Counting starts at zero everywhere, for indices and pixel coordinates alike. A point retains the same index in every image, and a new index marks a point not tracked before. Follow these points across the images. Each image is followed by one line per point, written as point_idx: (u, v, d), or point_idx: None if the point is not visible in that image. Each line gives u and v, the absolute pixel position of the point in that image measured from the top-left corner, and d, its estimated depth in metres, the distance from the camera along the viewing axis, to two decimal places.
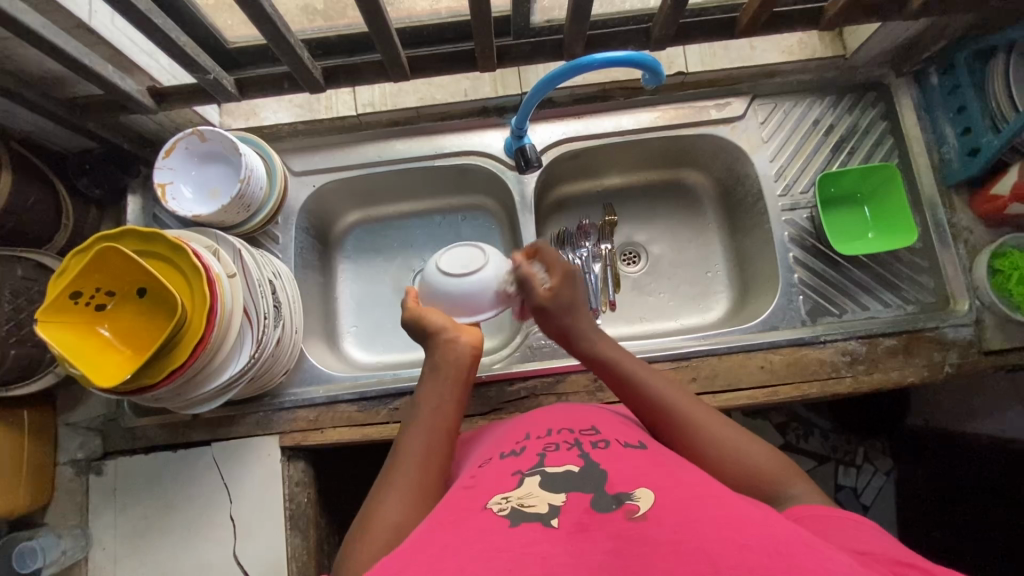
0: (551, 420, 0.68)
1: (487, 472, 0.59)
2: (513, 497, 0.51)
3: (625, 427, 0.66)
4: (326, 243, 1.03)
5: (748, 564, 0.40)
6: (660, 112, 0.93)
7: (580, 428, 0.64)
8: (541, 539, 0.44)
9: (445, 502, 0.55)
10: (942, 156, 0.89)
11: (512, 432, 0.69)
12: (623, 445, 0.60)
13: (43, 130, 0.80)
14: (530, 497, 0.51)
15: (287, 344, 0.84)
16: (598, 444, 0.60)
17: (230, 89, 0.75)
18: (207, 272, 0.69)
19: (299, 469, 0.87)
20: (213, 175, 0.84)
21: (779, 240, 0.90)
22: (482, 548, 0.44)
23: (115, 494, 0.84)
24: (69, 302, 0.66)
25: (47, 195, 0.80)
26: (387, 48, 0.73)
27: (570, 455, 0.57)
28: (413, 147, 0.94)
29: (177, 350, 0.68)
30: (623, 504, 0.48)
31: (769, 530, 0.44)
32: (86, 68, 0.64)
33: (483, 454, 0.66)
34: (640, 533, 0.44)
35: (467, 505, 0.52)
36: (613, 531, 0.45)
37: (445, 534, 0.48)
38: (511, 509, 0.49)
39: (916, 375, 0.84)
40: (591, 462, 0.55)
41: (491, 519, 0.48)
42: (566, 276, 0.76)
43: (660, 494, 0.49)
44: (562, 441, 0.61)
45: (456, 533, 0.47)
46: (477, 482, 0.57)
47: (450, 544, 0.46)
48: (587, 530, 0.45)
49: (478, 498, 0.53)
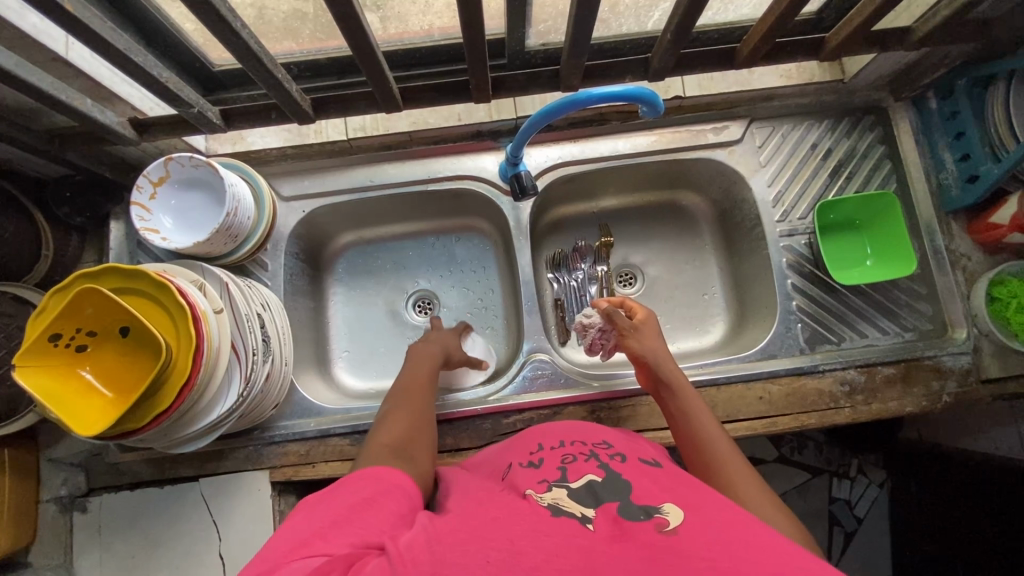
0: (566, 429, 0.66)
1: (509, 481, 0.58)
2: (547, 496, 0.52)
3: (629, 441, 0.65)
4: (318, 267, 1.00)
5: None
6: (657, 135, 0.91)
7: (593, 441, 0.63)
8: (581, 534, 0.45)
9: (476, 495, 0.55)
10: (940, 181, 0.89)
11: (522, 441, 0.67)
12: (639, 460, 0.60)
13: (20, 159, 0.77)
14: (564, 499, 0.51)
15: (276, 379, 0.82)
16: (615, 456, 0.59)
17: (214, 120, 0.72)
18: (192, 309, 0.67)
19: (291, 503, 0.85)
20: (194, 200, 0.81)
21: (777, 266, 0.89)
22: (526, 530, 0.45)
23: (101, 532, 0.82)
24: (49, 345, 0.63)
25: (24, 227, 0.77)
26: (378, 80, 0.71)
27: (590, 467, 0.56)
28: (406, 171, 0.92)
29: (163, 393, 0.65)
30: (652, 516, 0.47)
31: (801, 556, 0.43)
32: (63, 104, 0.62)
33: (497, 463, 0.65)
34: (673, 546, 0.43)
35: (503, 498, 0.53)
36: (646, 540, 0.44)
37: (488, 516, 0.49)
38: (550, 503, 0.50)
39: (915, 404, 0.83)
40: (613, 473, 0.55)
41: (531, 506, 0.50)
42: (651, 328, 0.81)
43: (689, 512, 0.48)
44: (577, 452, 0.60)
45: (502, 514, 0.49)
46: (502, 488, 0.57)
47: (497, 521, 0.47)
48: (622, 539, 0.44)
49: (513, 493, 0.54)
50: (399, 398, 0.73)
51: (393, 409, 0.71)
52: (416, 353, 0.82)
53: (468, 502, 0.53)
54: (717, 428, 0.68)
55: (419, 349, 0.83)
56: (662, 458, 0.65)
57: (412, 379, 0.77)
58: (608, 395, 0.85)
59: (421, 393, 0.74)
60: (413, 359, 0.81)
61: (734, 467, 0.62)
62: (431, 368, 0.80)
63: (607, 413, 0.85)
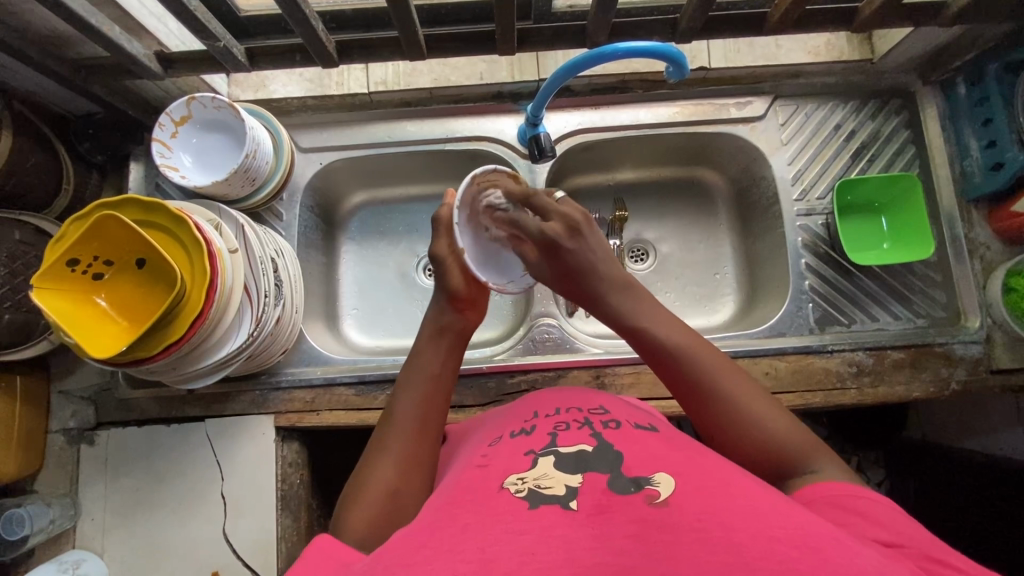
0: (559, 398, 0.64)
1: (498, 451, 0.55)
2: (528, 478, 0.48)
3: (631, 409, 0.62)
4: (331, 223, 1.01)
5: (778, 557, 0.37)
6: (679, 107, 0.91)
7: (589, 407, 0.60)
8: (562, 524, 0.42)
9: (455, 484, 0.51)
10: (964, 169, 0.87)
11: (517, 411, 0.64)
12: (634, 425, 0.57)
13: (45, 90, 0.77)
14: (546, 478, 0.47)
15: (286, 323, 0.83)
16: (609, 423, 0.56)
17: (240, 59, 0.73)
18: (207, 244, 0.67)
19: (293, 450, 0.86)
20: (215, 142, 0.82)
21: (791, 245, 0.89)
22: (502, 531, 0.41)
23: (106, 466, 0.84)
24: (67, 270, 0.64)
25: (48, 158, 0.78)
26: (405, 26, 0.71)
27: (583, 435, 0.53)
28: (424, 129, 0.92)
29: (175, 325, 0.65)
30: (643, 488, 0.45)
31: (800, 522, 0.41)
32: (92, 29, 0.63)
33: (490, 433, 0.62)
34: (662, 520, 0.41)
35: (479, 485, 0.49)
36: (634, 516, 0.42)
37: (462, 516, 0.44)
38: (528, 490, 0.46)
39: (922, 390, 0.83)
40: (606, 443, 0.52)
41: (506, 501, 0.45)
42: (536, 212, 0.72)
43: (682, 481, 0.45)
44: (572, 420, 0.57)
45: (474, 514, 0.44)
46: (488, 459, 0.54)
47: (473, 508, 0.45)
48: (607, 512, 0.42)
49: (492, 479, 0.49)
50: (405, 413, 0.63)
51: (391, 430, 0.62)
52: (425, 343, 0.69)
53: (449, 487, 0.51)
54: (679, 328, 0.63)
55: (427, 339, 0.69)
56: (661, 425, 0.61)
57: (418, 378, 0.65)
58: (614, 361, 0.85)
59: (431, 403, 0.64)
60: (419, 351, 0.68)
61: (724, 369, 0.60)
62: (440, 364, 0.67)
63: (611, 379, 0.85)
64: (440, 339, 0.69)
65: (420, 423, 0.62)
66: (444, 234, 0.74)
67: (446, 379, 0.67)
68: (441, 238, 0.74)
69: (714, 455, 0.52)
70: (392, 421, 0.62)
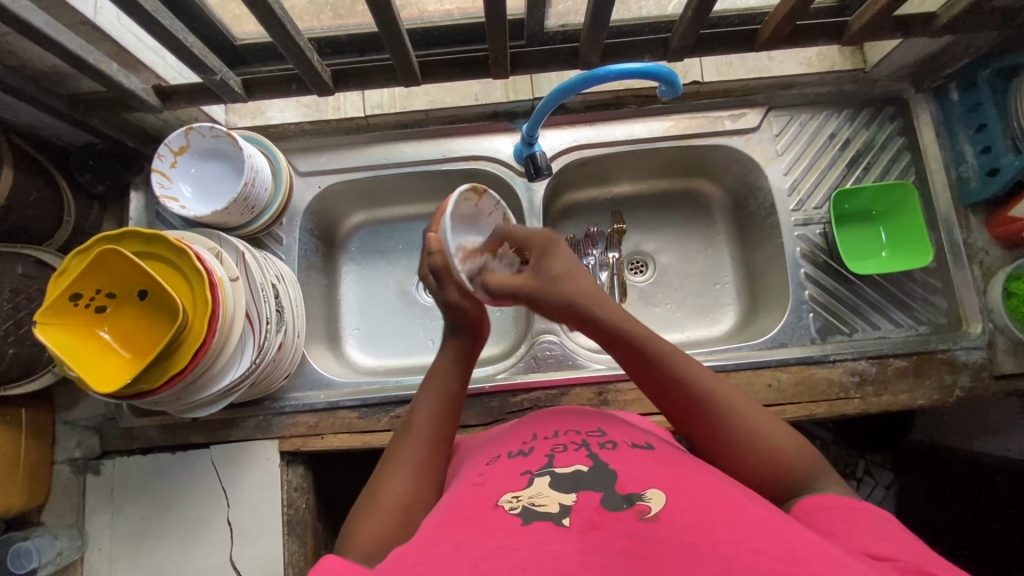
0: (559, 420, 0.64)
1: (495, 470, 0.55)
2: (523, 496, 0.48)
3: (631, 430, 0.61)
4: (331, 244, 1.01)
5: (763, 569, 0.37)
6: (673, 121, 0.91)
7: (587, 430, 0.60)
8: (552, 540, 0.42)
9: (451, 503, 0.51)
10: (959, 174, 0.88)
11: (517, 432, 0.64)
12: (631, 445, 0.56)
13: (44, 124, 0.78)
14: (541, 496, 0.47)
15: (288, 348, 0.83)
16: (606, 445, 0.56)
17: (236, 89, 0.74)
18: (209, 274, 0.67)
19: (299, 474, 0.86)
20: (212, 169, 0.82)
21: (790, 255, 0.89)
22: (493, 548, 0.41)
23: (112, 495, 0.84)
24: (69, 303, 0.64)
25: (49, 191, 0.79)
26: (399, 52, 0.72)
27: (579, 456, 0.53)
28: (422, 150, 0.93)
29: (176, 354, 0.66)
30: (634, 504, 0.45)
31: (787, 533, 0.41)
32: (89, 66, 0.64)
33: (490, 453, 0.62)
34: (652, 536, 0.41)
35: (475, 503, 0.49)
36: (625, 531, 0.42)
37: (453, 534, 0.44)
38: (522, 508, 0.46)
39: (926, 397, 0.83)
40: (602, 463, 0.52)
41: (501, 518, 0.45)
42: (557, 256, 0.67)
43: (673, 496, 0.46)
44: (570, 442, 0.57)
45: (468, 532, 0.44)
46: (485, 478, 0.54)
47: (468, 527, 0.45)
48: (598, 529, 0.42)
49: (487, 497, 0.49)
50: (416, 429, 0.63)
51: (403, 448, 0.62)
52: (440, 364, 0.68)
53: (445, 506, 0.51)
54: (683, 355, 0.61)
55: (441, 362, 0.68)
56: (661, 443, 0.60)
57: (431, 398, 0.65)
58: (616, 376, 0.86)
59: (444, 423, 0.64)
60: (434, 370, 0.68)
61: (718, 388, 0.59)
62: (455, 383, 0.67)
63: (614, 395, 0.85)
64: (456, 358, 0.69)
65: (431, 440, 0.62)
66: (451, 283, 0.68)
67: (458, 400, 0.66)
68: (448, 287, 0.68)
69: (710, 471, 0.52)
70: (405, 439, 0.63)
